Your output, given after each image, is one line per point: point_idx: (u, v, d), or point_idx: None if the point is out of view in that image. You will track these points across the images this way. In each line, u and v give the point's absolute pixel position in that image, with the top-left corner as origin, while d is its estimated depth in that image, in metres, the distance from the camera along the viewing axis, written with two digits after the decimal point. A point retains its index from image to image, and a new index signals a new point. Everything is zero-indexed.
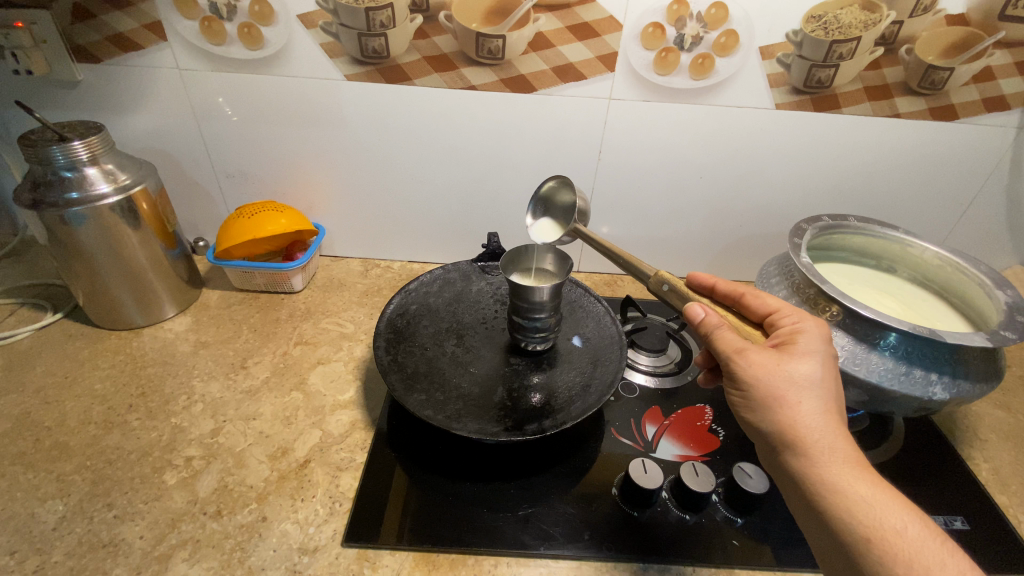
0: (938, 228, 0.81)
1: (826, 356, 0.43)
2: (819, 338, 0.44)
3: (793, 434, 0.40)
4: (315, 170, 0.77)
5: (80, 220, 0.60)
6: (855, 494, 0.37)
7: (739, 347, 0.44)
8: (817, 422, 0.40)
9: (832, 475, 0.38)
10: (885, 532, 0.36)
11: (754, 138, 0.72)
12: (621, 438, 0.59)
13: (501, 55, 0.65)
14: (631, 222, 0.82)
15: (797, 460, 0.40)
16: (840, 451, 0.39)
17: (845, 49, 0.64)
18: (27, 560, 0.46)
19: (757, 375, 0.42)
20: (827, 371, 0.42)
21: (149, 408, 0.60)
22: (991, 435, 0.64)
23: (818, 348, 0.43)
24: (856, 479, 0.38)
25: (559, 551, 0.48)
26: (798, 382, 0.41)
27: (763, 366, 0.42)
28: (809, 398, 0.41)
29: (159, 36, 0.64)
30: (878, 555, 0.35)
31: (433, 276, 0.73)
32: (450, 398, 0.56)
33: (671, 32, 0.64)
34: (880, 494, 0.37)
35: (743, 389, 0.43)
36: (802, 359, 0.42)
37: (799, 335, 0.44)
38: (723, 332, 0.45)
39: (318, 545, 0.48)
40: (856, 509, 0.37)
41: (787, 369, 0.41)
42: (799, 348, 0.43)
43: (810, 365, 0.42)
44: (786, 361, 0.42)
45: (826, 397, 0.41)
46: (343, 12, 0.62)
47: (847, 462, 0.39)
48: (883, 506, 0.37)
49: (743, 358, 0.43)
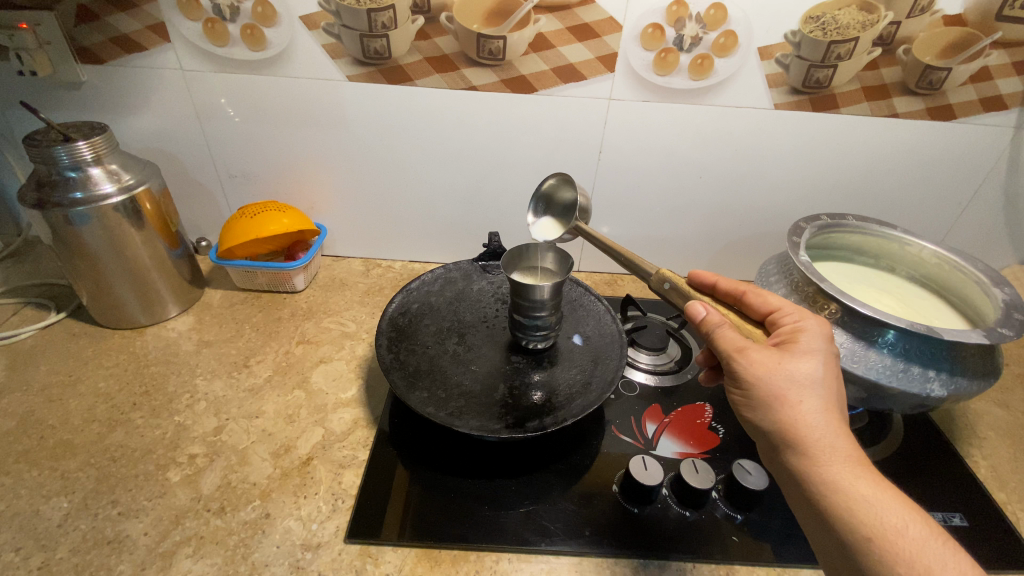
0: (937, 227, 0.82)
1: (827, 355, 0.43)
2: (820, 337, 0.44)
3: (794, 434, 0.40)
4: (317, 171, 0.78)
5: (85, 219, 0.60)
6: (856, 493, 0.38)
7: (740, 346, 0.44)
8: (818, 421, 0.40)
9: (832, 475, 0.39)
10: (885, 531, 0.36)
11: (753, 137, 0.72)
12: (622, 436, 0.60)
13: (502, 56, 0.66)
14: (631, 221, 0.83)
15: (798, 458, 0.40)
16: (841, 450, 0.39)
17: (843, 50, 0.64)
18: (32, 556, 0.46)
19: (757, 373, 0.42)
20: (828, 370, 0.42)
21: (153, 406, 0.61)
22: (990, 433, 0.65)
23: (819, 346, 0.43)
24: (857, 478, 0.38)
25: (560, 547, 0.48)
26: (799, 381, 0.41)
27: (764, 365, 0.42)
28: (810, 397, 0.41)
29: (163, 37, 0.65)
30: (879, 553, 0.36)
31: (435, 276, 0.73)
32: (452, 395, 0.56)
33: (671, 33, 0.64)
34: (880, 493, 0.38)
35: (744, 388, 0.43)
36: (804, 358, 0.42)
37: (800, 333, 0.44)
38: (724, 331, 0.46)
39: (321, 541, 0.48)
40: (857, 508, 0.37)
41: (788, 368, 0.42)
42: (800, 347, 0.43)
43: (811, 364, 0.42)
44: (787, 360, 0.42)
45: (827, 396, 0.41)
46: (346, 13, 0.62)
47: (847, 461, 0.39)
48: (884, 506, 0.37)
49: (744, 356, 0.43)
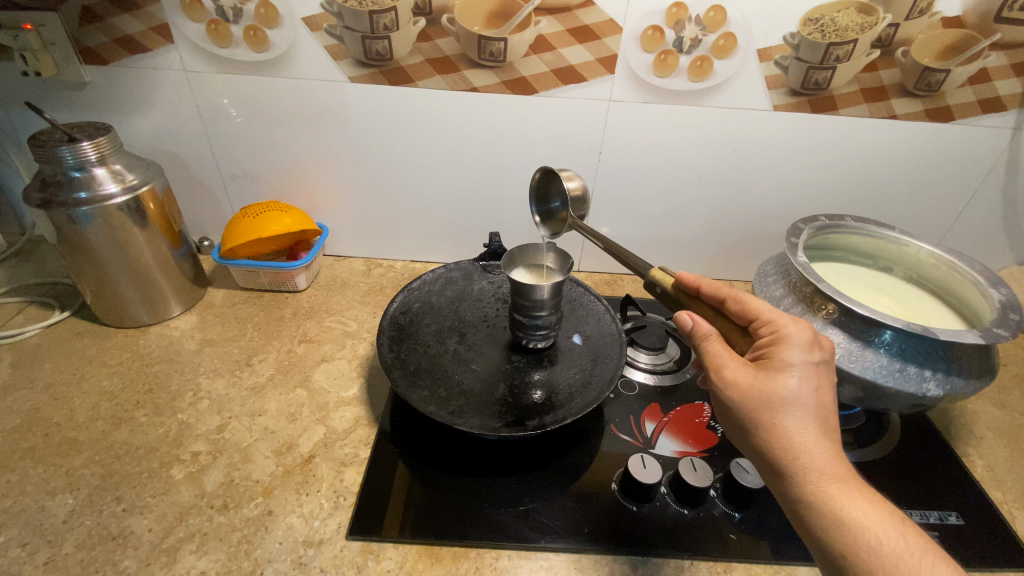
0: (936, 227, 0.82)
1: (807, 368, 0.42)
2: (800, 348, 0.42)
3: (772, 452, 0.41)
4: (319, 172, 0.78)
5: (89, 219, 0.61)
6: (834, 510, 0.38)
7: (717, 366, 0.44)
8: (797, 440, 0.40)
9: (808, 493, 0.39)
10: (859, 549, 0.36)
11: (753, 139, 0.73)
12: (621, 434, 0.60)
13: (503, 57, 0.66)
14: (631, 222, 0.84)
15: (777, 476, 0.41)
16: (818, 468, 0.39)
17: (841, 52, 0.64)
18: (38, 552, 0.47)
19: (732, 395, 0.42)
20: (807, 384, 0.41)
21: (156, 404, 0.61)
22: (987, 432, 0.65)
23: (798, 360, 0.42)
24: (835, 495, 0.38)
25: (559, 544, 0.48)
26: (773, 401, 0.41)
27: (740, 386, 0.42)
28: (785, 416, 0.40)
29: (167, 38, 0.65)
30: (852, 568, 0.36)
31: (436, 275, 0.74)
32: (453, 394, 0.57)
33: (670, 35, 0.65)
34: (859, 508, 0.38)
35: (724, 408, 0.43)
36: (780, 375, 0.41)
37: (779, 346, 0.43)
38: (708, 344, 0.46)
39: (323, 538, 0.49)
40: (833, 526, 0.38)
41: (763, 388, 0.41)
42: (776, 363, 0.42)
43: (787, 382, 0.41)
44: (761, 380, 0.42)
45: (805, 413, 0.41)
46: (348, 15, 0.63)
47: (824, 479, 0.39)
48: (861, 523, 0.37)
49: (720, 377, 0.44)
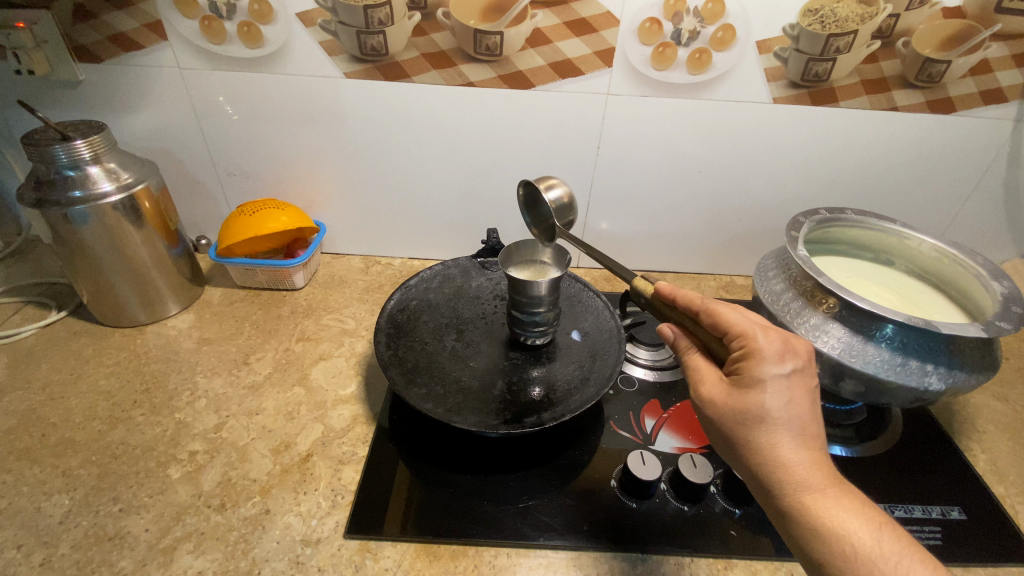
0: (938, 220, 0.82)
1: (781, 382, 0.39)
2: (772, 362, 0.40)
3: (750, 464, 0.40)
4: (315, 169, 0.78)
5: (84, 218, 0.61)
6: (809, 521, 0.37)
7: (695, 382, 0.44)
8: (771, 453, 0.39)
9: (784, 504, 0.38)
10: (834, 558, 0.36)
11: (752, 132, 0.72)
12: (621, 430, 0.60)
13: (499, 51, 0.65)
14: (630, 217, 0.83)
15: (758, 487, 0.40)
16: (795, 480, 0.38)
17: (841, 43, 0.64)
18: (34, 553, 0.46)
19: (709, 413, 0.42)
20: (780, 399, 0.39)
21: (153, 403, 0.61)
22: (989, 426, 0.65)
23: (769, 375, 0.39)
24: (812, 505, 0.37)
25: (558, 541, 0.48)
26: (745, 418, 0.40)
27: (714, 404, 0.42)
28: (758, 432, 0.39)
29: (160, 35, 0.65)
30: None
31: (434, 272, 0.73)
32: (451, 391, 0.56)
33: (668, 27, 0.64)
34: (836, 516, 0.37)
35: (706, 422, 0.43)
36: (751, 392, 0.40)
37: (750, 362, 0.41)
38: (691, 357, 0.46)
39: (321, 536, 0.48)
40: (809, 535, 0.37)
41: (736, 406, 0.40)
42: (747, 381, 0.40)
43: (758, 399, 0.39)
44: (733, 398, 0.41)
45: (779, 428, 0.39)
46: (342, 11, 0.62)
47: (801, 489, 0.38)
48: (837, 531, 0.36)
49: (698, 393, 0.43)
